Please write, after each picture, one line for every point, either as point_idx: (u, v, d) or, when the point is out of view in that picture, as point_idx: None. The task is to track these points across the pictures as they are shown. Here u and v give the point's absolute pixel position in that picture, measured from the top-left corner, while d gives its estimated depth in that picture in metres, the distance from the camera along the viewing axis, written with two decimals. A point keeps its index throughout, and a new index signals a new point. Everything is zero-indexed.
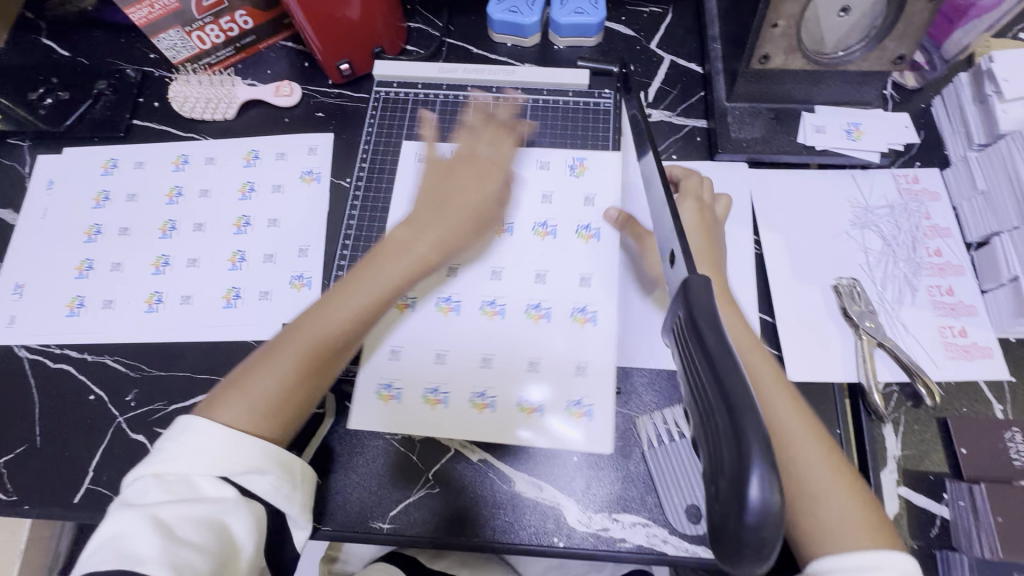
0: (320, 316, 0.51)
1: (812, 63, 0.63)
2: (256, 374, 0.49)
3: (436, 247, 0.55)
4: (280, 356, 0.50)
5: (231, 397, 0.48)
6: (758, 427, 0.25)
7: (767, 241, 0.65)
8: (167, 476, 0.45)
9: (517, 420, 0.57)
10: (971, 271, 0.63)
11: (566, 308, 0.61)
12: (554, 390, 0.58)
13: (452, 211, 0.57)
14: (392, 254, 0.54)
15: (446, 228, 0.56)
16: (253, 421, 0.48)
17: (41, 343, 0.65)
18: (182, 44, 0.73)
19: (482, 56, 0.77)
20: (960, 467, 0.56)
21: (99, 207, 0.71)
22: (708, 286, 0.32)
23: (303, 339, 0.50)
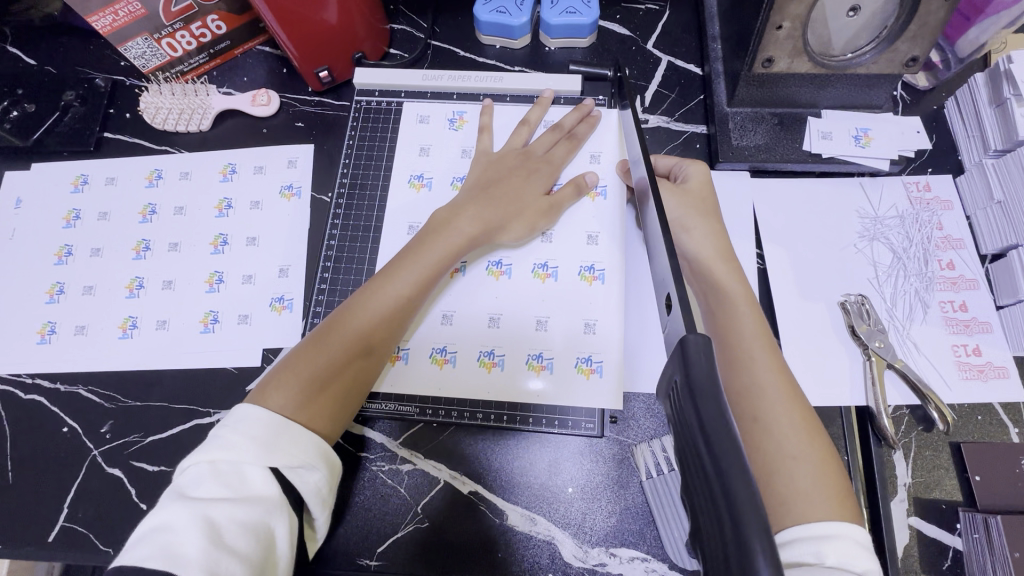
0: (375, 299, 0.52)
1: (819, 66, 0.59)
2: (309, 358, 0.49)
3: (478, 226, 0.56)
4: (337, 338, 0.50)
5: (281, 386, 0.47)
6: (761, 533, 0.22)
7: (771, 256, 0.62)
8: (221, 465, 0.42)
9: (526, 376, 0.57)
10: (985, 285, 0.60)
11: (574, 268, 0.60)
12: (563, 347, 0.57)
13: (494, 195, 0.58)
14: (437, 235, 0.56)
15: (488, 210, 0.57)
16: (310, 408, 0.47)
17: (12, 372, 0.62)
18: (152, 52, 0.69)
19: (469, 60, 0.73)
20: (973, 496, 0.53)
21: (69, 227, 0.68)
22: (709, 347, 0.29)
23: (358, 326, 0.50)
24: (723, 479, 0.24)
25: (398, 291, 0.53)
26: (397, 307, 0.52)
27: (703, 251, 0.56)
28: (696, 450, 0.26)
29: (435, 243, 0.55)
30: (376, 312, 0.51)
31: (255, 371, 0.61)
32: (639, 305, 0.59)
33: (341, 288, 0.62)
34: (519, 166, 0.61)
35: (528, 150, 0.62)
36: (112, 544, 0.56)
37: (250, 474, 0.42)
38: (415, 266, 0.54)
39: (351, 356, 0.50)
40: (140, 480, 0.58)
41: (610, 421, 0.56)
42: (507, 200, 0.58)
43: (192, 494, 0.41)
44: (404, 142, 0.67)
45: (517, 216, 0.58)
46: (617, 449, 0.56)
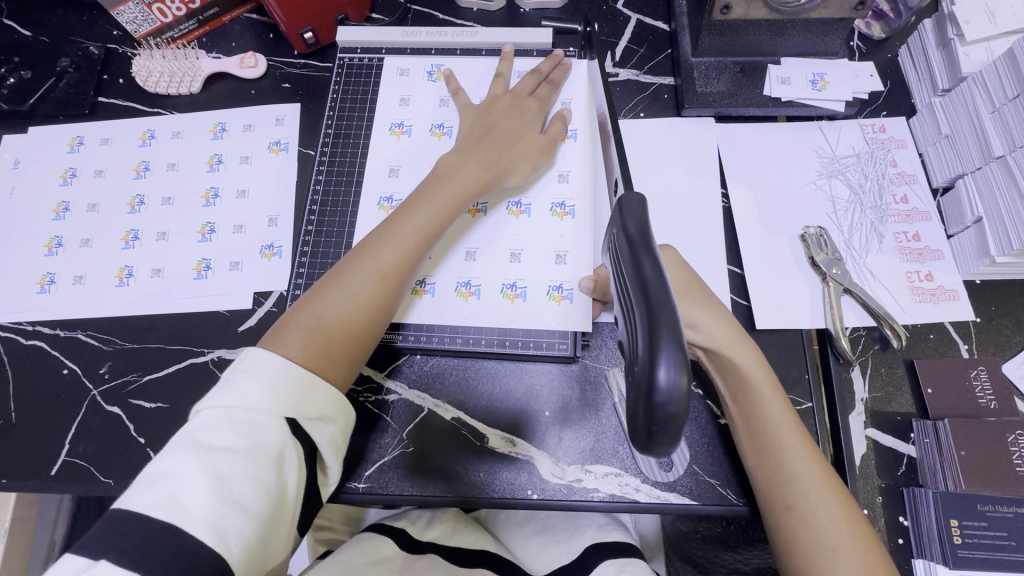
0: (386, 244, 0.54)
1: (774, 12, 0.62)
2: (327, 299, 0.52)
3: (485, 171, 0.58)
4: (353, 280, 0.52)
5: (300, 328, 0.50)
6: (670, 322, 0.28)
7: (736, 195, 0.65)
8: (233, 412, 0.44)
9: (501, 304, 0.60)
10: (937, 216, 0.63)
11: (547, 205, 0.63)
12: (535, 275, 0.61)
13: (495, 141, 0.60)
14: (446, 177, 0.58)
15: (491, 155, 0.59)
16: (328, 348, 0.50)
17: (12, 320, 0.65)
18: (143, 17, 0.73)
19: (447, 21, 0.76)
20: (926, 407, 0.57)
21: (66, 184, 0.71)
22: (643, 203, 0.34)
23: (372, 267, 0.53)
24: (644, 285, 0.30)
25: (407, 238, 0.54)
26: (405, 254, 0.54)
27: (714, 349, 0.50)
28: (625, 273, 0.32)
29: (446, 186, 0.57)
30: (386, 256, 0.53)
31: (246, 313, 0.64)
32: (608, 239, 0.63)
33: (326, 230, 0.65)
34: (511, 108, 0.63)
35: (516, 93, 0.65)
36: (113, 475, 0.59)
37: (263, 425, 0.44)
38: (427, 210, 0.56)
39: (365, 301, 0.52)
40: (137, 417, 0.61)
41: (583, 344, 0.60)
42: (503, 143, 0.60)
43: (203, 440, 0.42)
44: (385, 92, 0.70)
45: (519, 157, 0.61)
46: (590, 373, 0.60)
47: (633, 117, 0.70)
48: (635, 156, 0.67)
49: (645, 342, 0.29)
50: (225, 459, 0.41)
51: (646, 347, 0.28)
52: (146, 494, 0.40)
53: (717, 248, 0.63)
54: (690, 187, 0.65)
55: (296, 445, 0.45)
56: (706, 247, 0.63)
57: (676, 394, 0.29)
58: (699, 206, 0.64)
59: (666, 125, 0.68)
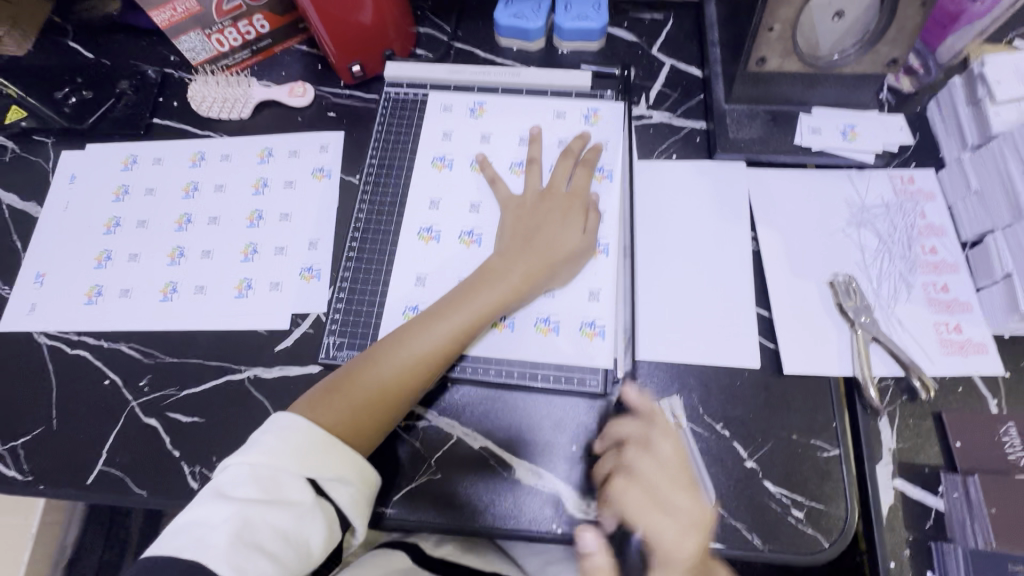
0: (420, 338, 0.57)
1: (809, 66, 0.65)
2: (359, 381, 0.54)
3: (524, 279, 0.60)
4: (383, 367, 0.55)
5: (334, 401, 0.53)
6: None
7: (765, 239, 0.66)
8: (260, 470, 0.46)
9: (534, 337, 0.62)
10: (965, 268, 0.64)
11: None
12: (568, 311, 0.62)
13: (537, 247, 0.61)
14: (488, 281, 0.60)
15: (534, 263, 0.60)
16: (352, 424, 0.53)
17: (60, 330, 0.67)
18: (202, 46, 0.77)
19: (489, 60, 0.79)
20: (955, 460, 0.57)
21: (118, 200, 0.74)
22: None
23: (403, 358, 0.56)
24: None
25: (442, 332, 0.57)
26: (434, 352, 0.56)
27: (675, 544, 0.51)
28: None
29: (485, 291, 0.59)
30: (422, 346, 0.56)
31: (283, 333, 0.66)
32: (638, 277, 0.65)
33: (366, 257, 0.67)
34: (558, 206, 0.64)
35: (561, 182, 0.66)
36: (147, 486, 0.60)
37: (287, 487, 0.46)
38: (463, 309, 0.58)
39: (392, 386, 0.55)
40: (173, 430, 0.62)
41: (613, 380, 0.61)
42: (547, 247, 0.61)
43: (233, 494, 0.45)
44: (430, 124, 0.73)
45: (559, 262, 0.61)
46: (617, 408, 0.60)
47: (665, 158, 0.72)
48: (666, 198, 0.69)
49: None
50: (259, 511, 0.44)
51: None
52: (206, 530, 0.44)
53: (745, 291, 0.64)
54: (720, 230, 0.67)
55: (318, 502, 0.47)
56: (735, 289, 0.64)
57: None
58: (728, 248, 0.66)
59: (698, 168, 0.70)
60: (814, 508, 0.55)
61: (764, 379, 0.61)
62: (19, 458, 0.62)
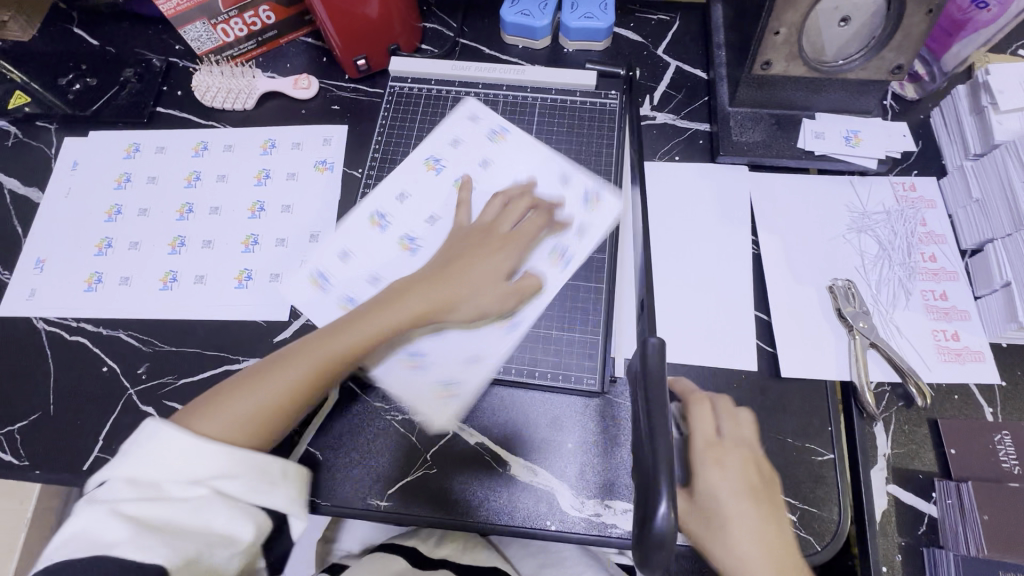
0: (313, 353, 0.54)
1: (814, 70, 0.65)
2: (239, 395, 0.51)
3: (431, 304, 0.57)
4: (267, 383, 0.52)
5: (208, 412, 0.50)
6: (666, 464, 0.34)
7: (766, 242, 0.67)
8: (139, 478, 0.45)
9: (445, 371, 0.60)
10: (965, 277, 0.64)
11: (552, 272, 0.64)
12: (483, 351, 0.61)
13: (456, 276, 0.59)
14: (394, 302, 0.57)
15: (446, 290, 0.58)
16: (233, 435, 0.49)
17: (59, 316, 0.67)
18: (207, 36, 0.76)
19: (494, 57, 0.79)
20: (949, 467, 0.57)
21: (120, 188, 0.74)
22: (663, 345, 0.39)
23: (294, 373, 0.53)
24: (651, 437, 0.36)
25: (340, 347, 0.54)
26: (325, 371, 0.54)
27: (743, 549, 0.45)
28: (640, 418, 0.37)
29: (388, 312, 0.56)
30: (316, 354, 0.54)
31: (282, 324, 0.66)
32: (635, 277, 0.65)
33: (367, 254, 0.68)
34: (484, 241, 0.62)
35: (496, 223, 0.63)
36: None
37: (169, 487, 0.45)
38: (364, 328, 0.55)
39: (274, 404, 0.52)
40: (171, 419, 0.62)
41: (610, 380, 0.61)
42: (464, 275, 0.59)
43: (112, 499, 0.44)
44: (445, 128, 0.73)
45: (475, 295, 0.59)
46: (613, 408, 0.61)
47: (668, 160, 0.72)
48: (667, 199, 0.69)
49: (647, 477, 0.35)
50: (141, 509, 0.43)
51: (649, 482, 0.34)
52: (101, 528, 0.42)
53: (746, 294, 0.64)
54: (722, 232, 0.67)
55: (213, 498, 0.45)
56: (734, 292, 0.64)
57: (670, 530, 0.34)
58: (728, 251, 0.66)
59: (700, 171, 0.70)
60: (808, 511, 0.55)
61: (761, 381, 0.61)
62: (16, 443, 0.62)
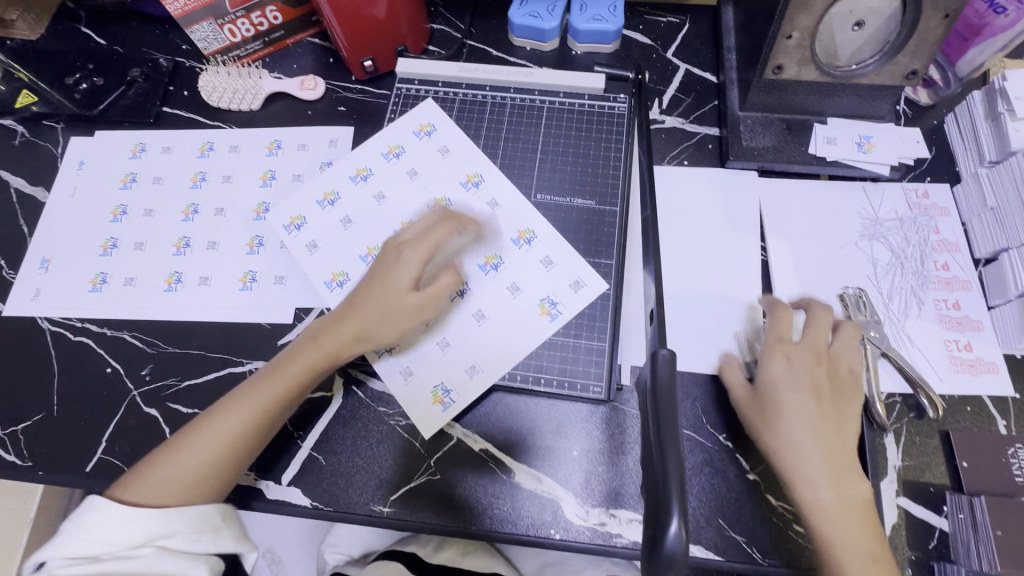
0: (227, 411, 0.55)
1: (826, 75, 0.64)
2: (162, 462, 0.53)
3: (341, 341, 0.56)
4: (184, 447, 0.54)
5: (137, 481, 0.53)
6: (677, 482, 0.34)
7: (775, 249, 0.66)
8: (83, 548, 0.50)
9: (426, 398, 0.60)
10: (978, 286, 0.63)
11: (538, 297, 0.63)
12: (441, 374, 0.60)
13: (360, 304, 0.56)
14: (301, 345, 0.57)
15: (357, 321, 0.55)
16: (159, 498, 0.52)
17: (64, 316, 0.67)
18: (213, 36, 0.76)
19: (502, 58, 0.79)
20: (961, 481, 0.56)
21: (126, 188, 0.74)
22: (673, 357, 0.39)
23: (210, 433, 0.54)
24: (662, 454, 0.35)
25: (252, 404, 0.55)
26: (241, 425, 0.54)
27: (797, 429, 0.52)
28: (649, 433, 0.37)
29: (295, 358, 0.56)
30: (244, 405, 0.55)
31: (286, 327, 0.66)
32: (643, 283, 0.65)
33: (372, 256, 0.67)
34: (388, 264, 0.57)
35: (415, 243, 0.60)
36: None
37: (105, 551, 0.50)
38: (273, 377, 0.56)
39: (195, 465, 0.53)
40: (174, 421, 0.62)
41: (616, 389, 0.60)
42: (368, 302, 0.56)
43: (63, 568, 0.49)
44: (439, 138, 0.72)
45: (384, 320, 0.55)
46: (620, 416, 0.60)
47: (677, 164, 0.71)
48: (675, 204, 0.68)
49: (657, 496, 0.34)
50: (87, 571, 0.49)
51: (659, 501, 0.34)
52: None
53: (755, 301, 0.63)
54: (730, 238, 0.66)
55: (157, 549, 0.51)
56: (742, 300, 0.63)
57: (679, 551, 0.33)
58: (737, 257, 0.65)
59: (710, 176, 0.69)
60: None
61: None
62: (20, 443, 0.62)
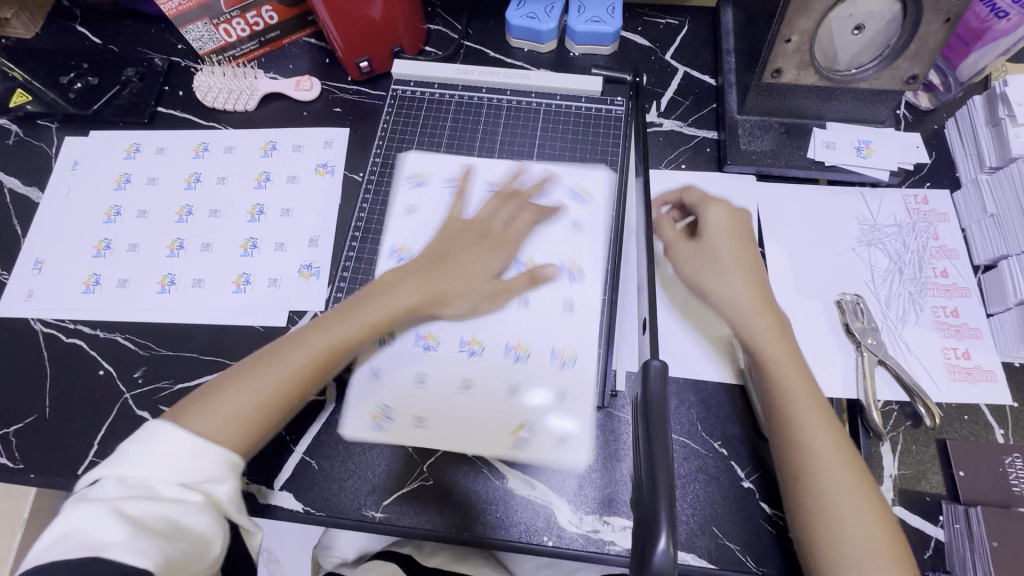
0: (303, 344, 0.55)
1: (825, 79, 0.64)
2: (226, 392, 0.52)
3: (422, 293, 0.60)
4: (256, 377, 0.53)
5: (199, 410, 0.51)
6: (665, 496, 0.33)
7: (772, 255, 0.65)
8: (128, 480, 0.46)
9: (415, 420, 0.58)
10: (977, 293, 0.63)
11: (544, 354, 0.60)
12: (466, 405, 0.58)
13: (440, 266, 0.62)
14: (385, 293, 0.59)
15: (435, 279, 0.61)
16: (223, 432, 0.50)
17: (57, 318, 0.67)
18: (208, 36, 0.76)
19: (499, 60, 0.78)
20: (957, 490, 0.55)
21: (120, 189, 0.73)
22: (667, 370, 0.38)
23: (289, 362, 0.54)
24: (652, 469, 0.34)
25: (327, 339, 0.55)
26: (322, 355, 0.55)
27: (740, 304, 0.57)
28: (640, 448, 0.36)
29: (379, 303, 0.59)
30: (324, 340, 0.55)
31: (280, 330, 0.65)
32: None
33: (366, 260, 0.67)
34: (474, 239, 0.64)
35: (489, 222, 0.65)
36: None
37: (162, 487, 0.45)
38: (356, 319, 0.57)
39: (269, 396, 0.52)
40: None
41: (611, 395, 0.60)
42: (456, 268, 0.62)
43: (100, 496, 0.44)
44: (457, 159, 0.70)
45: (462, 280, 0.61)
46: (614, 422, 0.60)
47: (674, 168, 0.70)
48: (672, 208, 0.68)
49: (647, 513, 0.33)
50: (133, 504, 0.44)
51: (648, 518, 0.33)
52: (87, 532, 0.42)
53: None
54: None
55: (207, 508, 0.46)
56: None
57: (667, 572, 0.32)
58: None
59: (707, 180, 0.69)
60: None
61: None
62: (11, 446, 0.62)
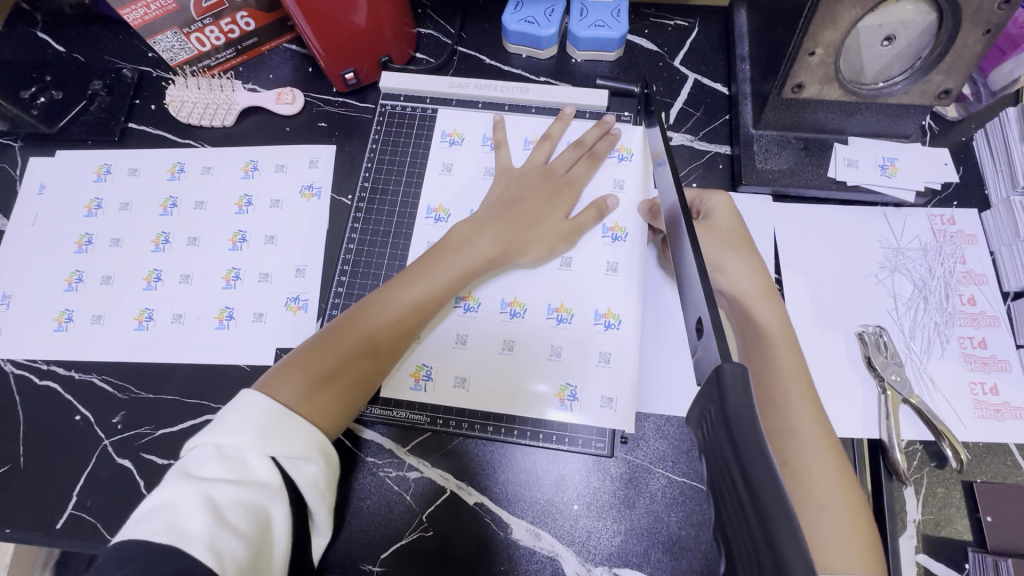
0: (389, 303, 0.54)
1: (851, 93, 0.59)
2: (317, 354, 0.50)
3: (498, 246, 0.59)
4: (344, 339, 0.52)
5: (291, 375, 0.49)
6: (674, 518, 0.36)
7: (790, 282, 0.61)
8: (225, 447, 0.43)
9: (457, 381, 0.59)
10: (1006, 323, 0.59)
11: (587, 315, 0.60)
12: (526, 367, 0.59)
13: (515, 215, 0.61)
14: (456, 248, 0.59)
15: (510, 232, 0.60)
16: (308, 399, 0.48)
17: (27, 358, 0.63)
18: (180, 45, 0.70)
19: (495, 68, 0.73)
20: (983, 536, 0.53)
21: (90, 215, 0.68)
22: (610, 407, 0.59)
23: (374, 321, 0.53)
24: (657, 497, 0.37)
25: (410, 300, 0.55)
26: (410, 315, 0.55)
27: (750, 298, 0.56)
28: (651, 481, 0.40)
29: (453, 256, 0.58)
30: (405, 297, 0.55)
31: (266, 368, 0.61)
32: (655, 312, 0.61)
33: (359, 288, 0.63)
34: (543, 186, 0.63)
35: (551, 168, 0.64)
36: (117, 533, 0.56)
37: (255, 464, 0.43)
38: (435, 277, 0.57)
39: (355, 359, 0.51)
40: (147, 473, 0.58)
41: (621, 441, 0.57)
42: (527, 218, 0.61)
43: (196, 473, 0.42)
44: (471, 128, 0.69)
45: (537, 232, 0.61)
46: (626, 467, 0.56)
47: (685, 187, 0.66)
48: None
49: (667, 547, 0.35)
50: (222, 490, 0.41)
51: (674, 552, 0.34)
52: (176, 512, 0.39)
53: None
54: None
55: (284, 494, 0.43)
56: None
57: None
58: None
59: None
60: None
61: None
62: None
